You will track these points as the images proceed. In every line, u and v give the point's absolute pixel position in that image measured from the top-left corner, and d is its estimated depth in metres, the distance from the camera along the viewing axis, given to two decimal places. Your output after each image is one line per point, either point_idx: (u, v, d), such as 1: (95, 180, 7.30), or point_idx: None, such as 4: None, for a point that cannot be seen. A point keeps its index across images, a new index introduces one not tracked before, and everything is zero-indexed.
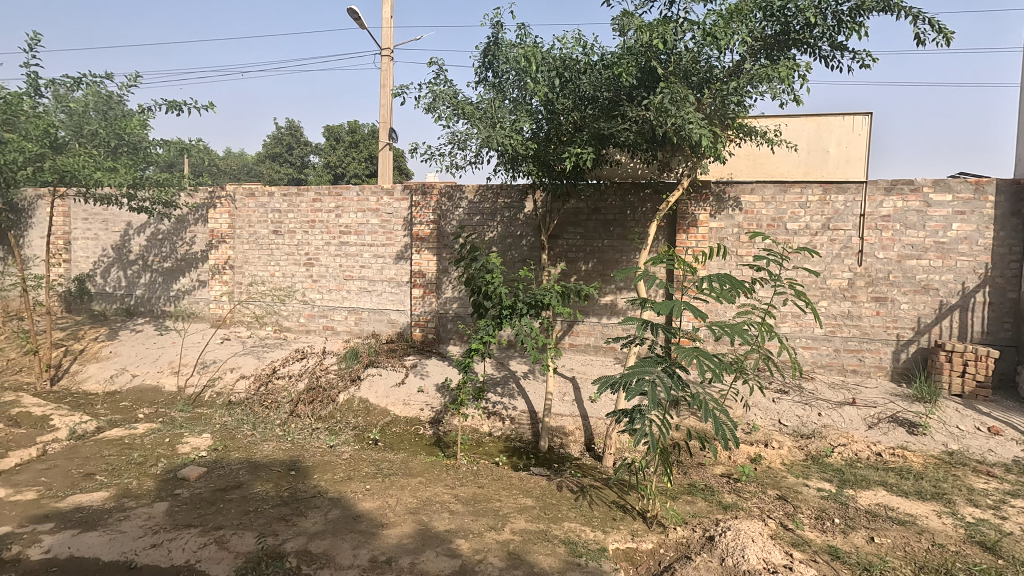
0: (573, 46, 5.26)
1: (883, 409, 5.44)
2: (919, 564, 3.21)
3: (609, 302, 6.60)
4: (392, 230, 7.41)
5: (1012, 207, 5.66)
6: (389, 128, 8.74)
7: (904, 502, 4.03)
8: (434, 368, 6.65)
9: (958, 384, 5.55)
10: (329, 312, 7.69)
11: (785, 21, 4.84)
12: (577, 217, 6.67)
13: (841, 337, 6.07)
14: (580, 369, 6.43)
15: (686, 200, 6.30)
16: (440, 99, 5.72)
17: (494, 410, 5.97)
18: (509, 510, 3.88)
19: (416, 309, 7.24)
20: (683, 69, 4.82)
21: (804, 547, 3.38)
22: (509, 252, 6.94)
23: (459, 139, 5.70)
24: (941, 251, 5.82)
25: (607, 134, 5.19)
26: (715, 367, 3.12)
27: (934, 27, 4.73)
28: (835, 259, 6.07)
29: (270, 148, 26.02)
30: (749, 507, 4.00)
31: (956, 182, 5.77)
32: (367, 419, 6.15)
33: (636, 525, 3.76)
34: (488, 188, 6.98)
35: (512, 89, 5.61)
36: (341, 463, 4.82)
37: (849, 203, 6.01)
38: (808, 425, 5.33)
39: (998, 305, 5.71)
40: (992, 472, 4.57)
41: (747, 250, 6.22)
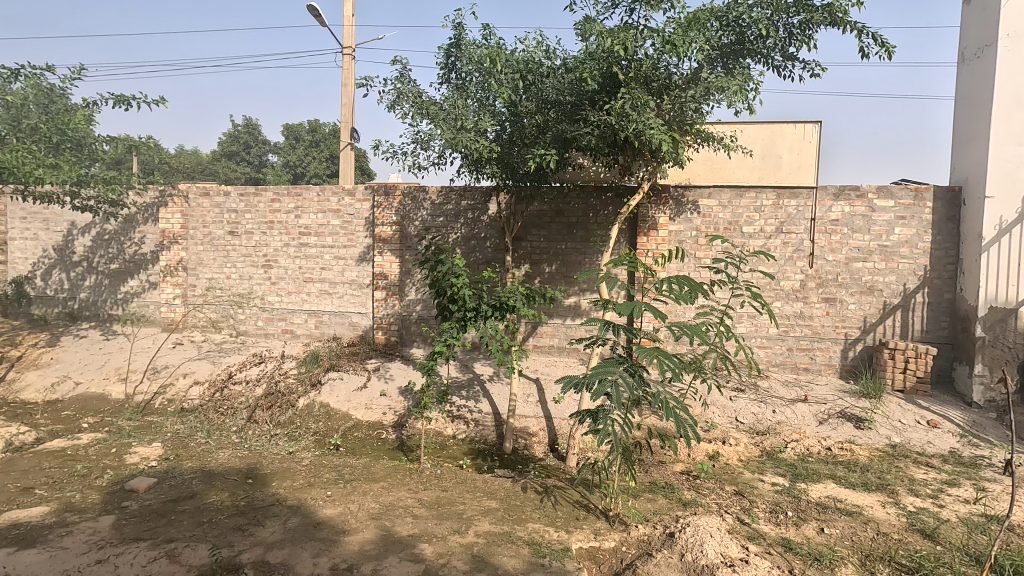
0: (536, 49, 5.31)
1: (833, 405, 5.68)
2: (865, 552, 3.36)
3: (572, 304, 6.66)
4: (354, 231, 7.29)
5: (949, 212, 6.00)
6: (351, 128, 8.60)
7: (852, 494, 4.22)
8: (397, 371, 6.57)
9: (900, 380, 5.84)
10: (288, 315, 7.51)
11: (740, 32, 5.02)
12: (541, 219, 6.72)
13: (793, 336, 6.30)
14: (544, 371, 6.47)
15: (647, 203, 6.43)
16: (404, 97, 5.69)
17: (459, 413, 5.94)
18: (473, 513, 3.87)
19: (378, 311, 7.13)
20: (643, 75, 4.92)
21: (758, 540, 3.49)
22: (473, 253, 6.93)
23: (423, 139, 5.67)
24: (885, 254, 6.13)
25: (570, 137, 5.24)
26: (674, 366, 3.19)
27: (878, 42, 4.99)
28: (787, 261, 6.31)
29: (225, 146, 25.25)
30: (707, 503, 4.10)
31: (898, 189, 6.08)
32: (328, 424, 6.02)
33: (599, 524, 3.81)
34: (452, 189, 6.95)
35: (476, 90, 5.63)
36: (301, 470, 4.70)
37: (800, 208, 6.26)
38: (763, 422, 5.52)
39: (936, 304, 6.04)
40: (931, 463, 4.83)
41: (705, 253, 6.41)
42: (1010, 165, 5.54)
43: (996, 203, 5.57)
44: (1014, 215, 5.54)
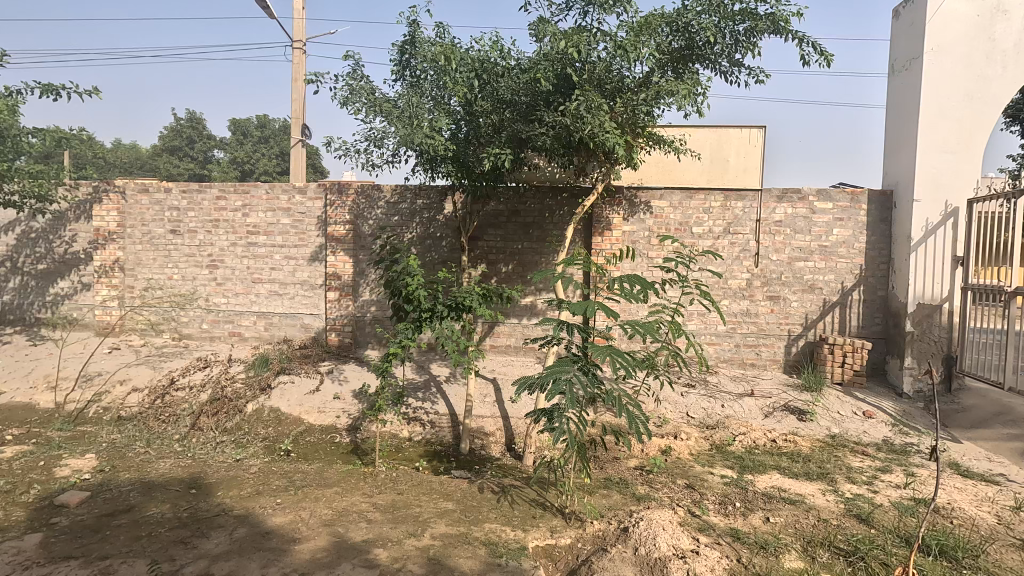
0: (491, 49, 5.30)
1: (778, 399, 5.93)
2: (807, 539, 3.52)
3: (529, 303, 6.69)
4: (305, 231, 7.09)
5: (881, 214, 6.36)
6: (302, 124, 8.35)
7: (795, 484, 4.41)
8: (351, 373, 6.43)
9: (839, 374, 6.15)
10: (235, 317, 7.23)
11: (689, 37, 5.16)
12: (497, 219, 6.71)
13: (741, 333, 6.54)
14: (501, 370, 6.47)
15: (601, 204, 6.52)
16: (357, 94, 5.56)
17: (415, 415, 5.86)
18: (429, 515, 3.82)
19: (331, 312, 6.95)
20: (597, 78, 4.99)
21: (708, 531, 3.60)
22: (429, 253, 6.86)
23: (377, 137, 5.56)
24: (824, 254, 6.44)
25: (525, 137, 5.26)
26: (627, 364, 3.25)
27: (817, 51, 5.22)
28: (735, 261, 6.54)
29: (167, 141, 24.09)
30: (660, 497, 4.20)
31: (836, 192, 6.40)
32: (278, 429, 5.82)
33: (555, 521, 3.84)
34: (407, 188, 6.86)
35: (431, 88, 5.56)
36: (249, 478, 4.53)
37: (747, 209, 6.50)
38: (713, 416, 5.70)
39: (870, 301, 6.39)
40: (867, 451, 5.11)
41: (657, 253, 6.57)
42: (935, 171, 5.93)
43: (923, 206, 5.95)
44: (939, 217, 5.93)
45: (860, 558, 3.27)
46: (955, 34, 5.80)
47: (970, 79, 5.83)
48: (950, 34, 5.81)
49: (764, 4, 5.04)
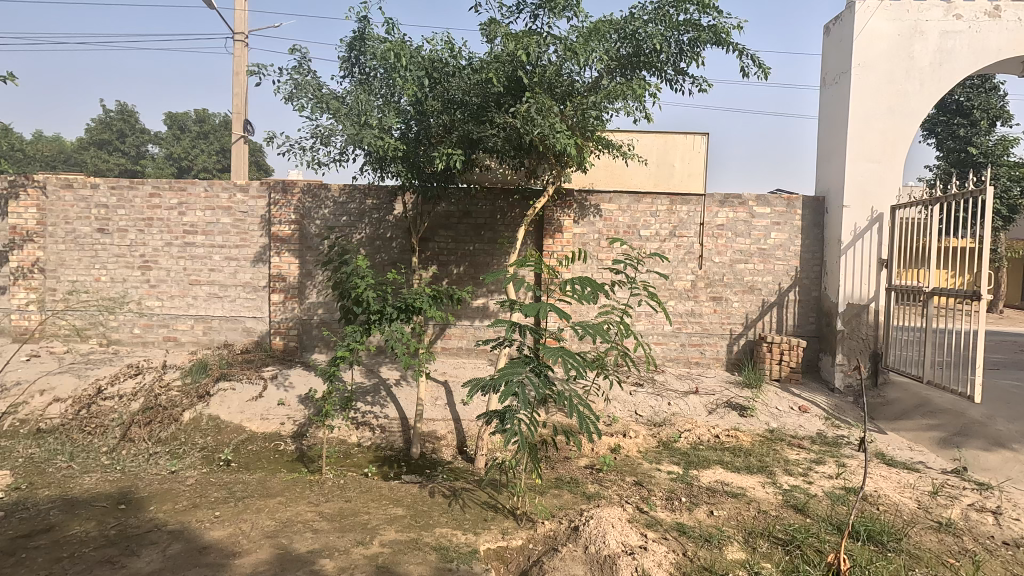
0: (442, 48, 5.25)
1: (721, 396, 6.15)
2: (748, 530, 3.66)
3: (480, 305, 6.67)
4: (247, 231, 6.80)
5: (815, 219, 6.72)
6: (244, 120, 8.02)
7: (737, 477, 4.58)
8: (297, 378, 6.21)
9: (776, 370, 6.45)
10: (171, 321, 6.85)
11: (636, 44, 5.29)
12: (448, 220, 6.66)
13: (686, 333, 6.75)
14: (453, 373, 6.42)
15: (552, 206, 6.59)
16: (302, 89, 5.40)
17: (364, 420, 5.72)
18: (378, 522, 3.74)
19: (275, 315, 6.69)
20: (547, 81, 5.03)
21: (656, 527, 3.68)
22: (378, 254, 6.72)
23: (323, 134, 5.41)
24: (763, 257, 6.73)
25: (476, 138, 5.25)
26: (578, 364, 3.28)
27: (756, 63, 5.47)
28: (680, 263, 6.75)
29: (95, 134, 22.60)
30: (610, 495, 4.27)
31: (773, 198, 6.72)
32: (218, 438, 5.55)
33: (507, 523, 3.84)
34: (355, 188, 6.71)
35: (381, 86, 5.46)
36: (184, 490, 4.29)
37: (691, 213, 6.73)
38: (660, 414, 5.86)
39: (805, 302, 6.73)
40: (802, 444, 5.37)
41: (607, 255, 6.69)
42: (862, 178, 6.32)
43: (852, 212, 6.33)
44: (866, 222, 6.32)
45: (796, 547, 3.43)
46: (879, 51, 6.20)
47: (892, 93, 6.24)
48: (874, 51, 6.21)
49: (707, 15, 5.23)
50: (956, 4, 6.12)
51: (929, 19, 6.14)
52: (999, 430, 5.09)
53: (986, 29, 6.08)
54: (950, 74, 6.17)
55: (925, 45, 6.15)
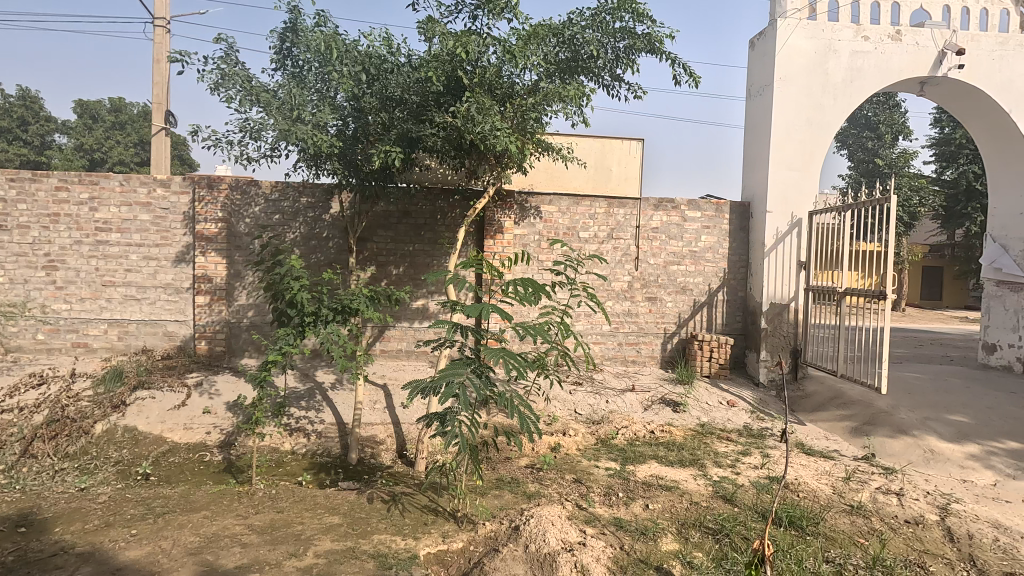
0: (380, 44, 5.14)
1: (655, 393, 6.37)
2: (680, 521, 3.81)
3: (420, 306, 6.58)
4: (168, 228, 6.38)
5: (741, 223, 7.08)
6: (165, 110, 7.52)
7: (671, 471, 4.75)
8: (225, 385, 5.90)
9: (707, 367, 6.75)
10: (80, 326, 6.32)
11: (574, 49, 5.39)
12: (387, 220, 6.52)
13: (623, 332, 6.94)
14: (392, 376, 6.29)
15: (493, 207, 6.59)
16: (229, 80, 5.12)
17: (298, 426, 5.49)
18: (312, 533, 3.60)
19: (200, 318, 6.31)
20: (487, 82, 5.03)
21: (594, 523, 3.76)
22: (313, 255, 6.48)
23: (253, 128, 5.16)
24: (694, 259, 7.03)
25: (415, 137, 5.16)
26: (519, 365, 3.29)
27: (687, 72, 5.70)
28: (617, 264, 6.94)
29: None
30: (549, 493, 4.32)
31: (704, 202, 7.03)
32: (135, 451, 5.17)
33: (447, 526, 3.79)
34: (288, 185, 6.45)
35: (315, 81, 5.27)
36: (96, 508, 3.97)
37: (627, 216, 6.94)
38: (598, 412, 5.99)
39: (732, 301, 7.09)
40: (730, 437, 5.64)
41: (547, 256, 6.78)
42: (783, 186, 6.72)
43: (774, 217, 6.72)
44: (786, 227, 6.73)
45: (725, 535, 3.59)
46: (798, 66, 6.62)
47: (809, 106, 6.68)
48: (794, 66, 6.62)
49: (642, 24, 5.40)
50: (864, 26, 6.64)
51: (841, 39, 6.62)
52: (902, 419, 5.55)
53: (890, 50, 6.63)
54: (859, 91, 6.68)
55: (837, 63, 6.63)
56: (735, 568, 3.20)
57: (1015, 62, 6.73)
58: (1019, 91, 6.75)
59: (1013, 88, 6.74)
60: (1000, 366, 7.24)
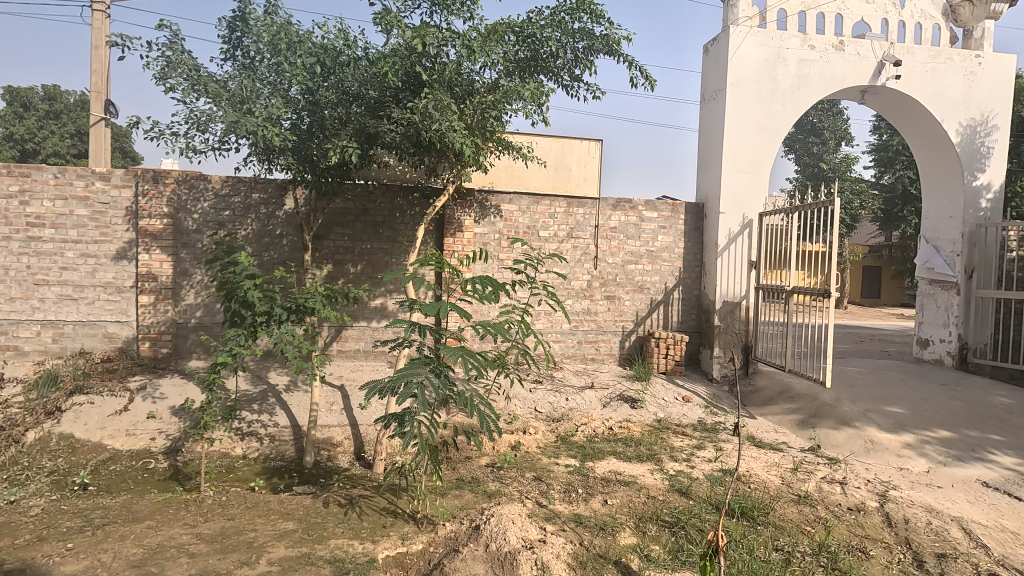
0: (336, 37, 5.02)
1: (614, 390, 6.48)
2: (638, 516, 3.87)
3: (378, 305, 6.47)
4: (108, 224, 6.05)
5: (695, 223, 7.28)
6: (105, 100, 7.11)
7: (629, 466, 4.84)
8: (170, 388, 5.64)
9: (663, 364, 6.92)
10: (9, 327, 5.91)
11: (533, 48, 5.41)
12: (344, 217, 6.37)
13: (582, 330, 7.02)
14: (349, 377, 6.16)
15: (452, 206, 6.54)
16: (175, 68, 4.90)
17: (249, 430, 5.30)
18: (265, 540, 3.48)
19: (144, 319, 6.00)
20: (447, 79, 4.96)
21: (554, 520, 3.77)
22: (266, 253, 6.27)
23: (199, 120, 4.95)
24: (651, 258, 7.18)
25: (372, 133, 5.06)
26: (478, 364, 3.28)
27: (643, 74, 5.81)
28: (577, 263, 7.01)
29: None
30: (510, 491, 4.31)
31: (660, 203, 7.18)
32: (71, 459, 4.87)
33: (406, 528, 3.74)
34: (239, 180, 6.22)
35: (267, 72, 5.10)
36: (27, 522, 3.72)
37: (586, 215, 7.01)
38: (558, 410, 6.05)
39: (687, 300, 7.28)
40: (685, 431, 5.78)
41: (507, 255, 6.79)
42: (735, 188, 6.94)
43: (726, 218, 6.94)
44: (738, 228, 6.96)
45: (680, 528, 3.68)
46: (750, 72, 6.84)
47: (760, 111, 6.92)
48: (745, 72, 6.84)
49: (600, 25, 5.47)
50: (809, 35, 6.94)
51: (789, 47, 6.89)
52: (845, 411, 5.83)
53: (833, 59, 6.96)
54: (806, 97, 6.97)
55: (786, 70, 6.90)
56: (691, 559, 3.29)
57: (945, 75, 7.18)
58: (949, 102, 7.20)
59: (944, 98, 7.18)
60: (932, 359, 7.68)
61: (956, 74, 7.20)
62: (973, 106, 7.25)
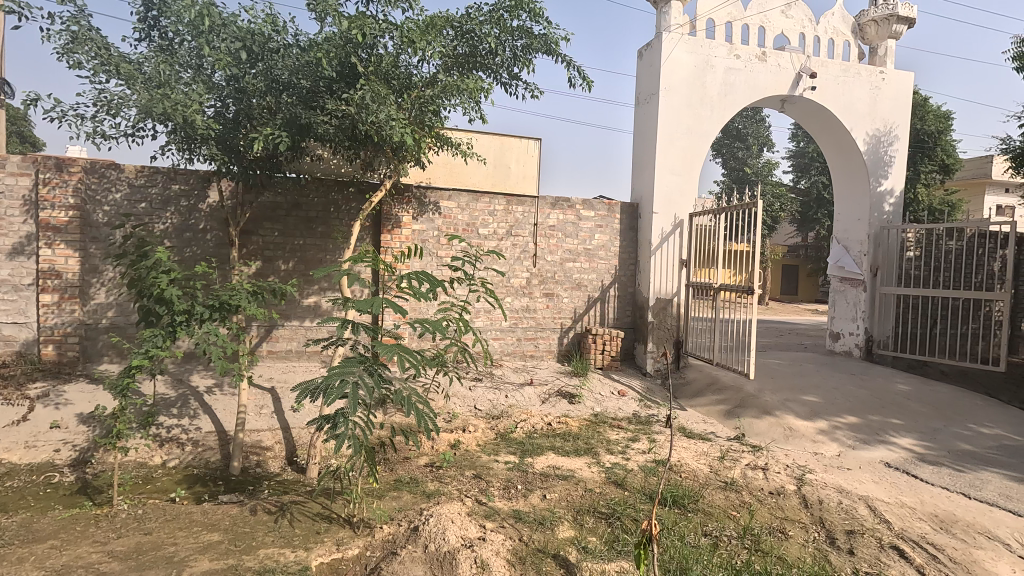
0: (264, 22, 4.77)
1: (553, 385, 6.58)
2: (575, 508, 3.96)
3: (312, 304, 6.25)
4: (2, 216, 5.47)
5: (630, 223, 7.50)
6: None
7: (567, 461, 4.93)
8: (78, 395, 5.19)
9: (599, 359, 7.09)
10: None
11: (472, 44, 5.40)
12: (275, 212, 6.09)
13: (521, 327, 7.07)
14: (280, 378, 5.89)
15: (390, 201, 6.38)
16: (81, 45, 4.50)
17: (169, 436, 4.97)
18: (187, 553, 3.27)
19: (45, 319, 5.47)
20: (383, 71, 4.88)
21: (494, 517, 3.78)
22: (187, 248, 5.88)
23: (109, 103, 4.57)
24: (589, 257, 7.33)
25: (304, 123, 4.84)
26: (416, 362, 3.22)
27: (580, 75, 5.93)
28: (516, 261, 7.05)
29: None
30: (449, 491, 4.27)
31: (597, 203, 7.34)
32: None
33: (342, 533, 3.63)
34: (157, 170, 5.82)
35: (188, 55, 4.77)
36: None
37: (526, 214, 7.06)
38: (497, 407, 6.07)
39: (623, 297, 7.49)
40: (621, 424, 5.94)
41: (446, 252, 6.71)
42: (668, 188, 7.20)
43: (659, 218, 7.19)
44: (670, 227, 7.23)
45: (616, 518, 3.79)
46: (681, 78, 7.12)
47: (690, 116, 7.20)
48: (677, 77, 7.11)
49: (538, 24, 5.52)
50: (735, 45, 7.31)
51: (717, 55, 7.22)
52: (766, 400, 6.20)
53: (757, 69, 7.36)
54: (731, 104, 7.34)
55: (713, 77, 7.23)
56: (626, 548, 3.39)
57: (854, 87, 7.76)
58: (858, 113, 7.79)
59: (853, 109, 7.76)
60: (843, 351, 8.29)
61: (863, 87, 7.81)
62: (878, 118, 7.89)
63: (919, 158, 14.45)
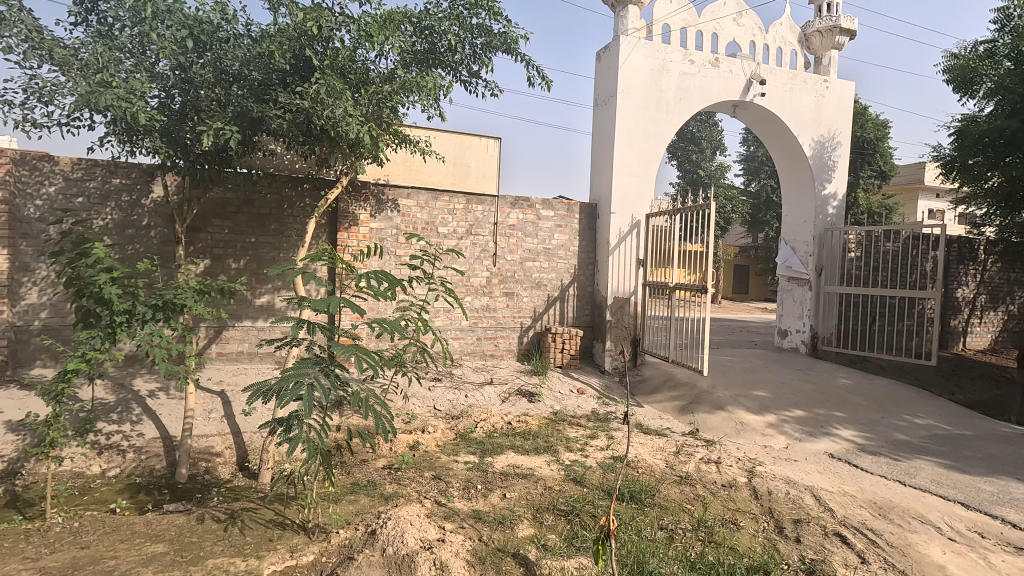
0: (213, 10, 4.59)
1: (513, 384, 6.59)
2: (535, 506, 3.98)
3: (264, 303, 6.05)
4: None
5: (589, 223, 7.59)
6: None
7: (527, 459, 4.94)
8: (7, 401, 4.85)
9: (559, 358, 7.14)
10: None
11: (431, 41, 5.33)
12: (225, 208, 5.86)
13: (481, 326, 7.04)
14: (230, 380, 5.67)
15: (346, 199, 6.22)
16: (9, 26, 4.20)
17: (109, 444, 4.71)
18: (129, 566, 3.11)
19: None
20: (339, 65, 4.76)
21: (453, 517, 3.75)
22: (129, 245, 5.59)
23: (41, 90, 4.29)
24: (548, 256, 7.38)
25: (256, 117, 4.67)
26: (374, 362, 3.16)
27: (540, 75, 5.96)
28: (476, 260, 7.02)
29: None
30: (408, 493, 4.21)
31: (557, 202, 7.40)
32: None
33: (296, 539, 3.52)
34: (96, 163, 5.51)
35: (129, 41, 4.53)
36: None
37: (486, 212, 7.04)
38: (457, 407, 6.04)
39: (582, 296, 7.58)
40: (580, 422, 6.01)
41: (404, 250, 6.63)
42: (625, 189, 7.32)
43: (617, 218, 7.30)
44: (627, 228, 7.36)
45: (575, 515, 3.82)
46: (638, 82, 7.25)
47: (647, 119, 7.34)
48: (634, 81, 7.23)
49: (498, 23, 5.52)
50: (689, 51, 7.50)
51: (672, 60, 7.40)
52: (719, 396, 6.40)
53: (709, 74, 7.59)
54: (686, 108, 7.52)
55: (669, 81, 7.40)
56: (585, 545, 3.43)
57: (800, 94, 8.10)
58: (804, 119, 8.13)
59: (799, 116, 8.09)
60: (790, 348, 8.63)
61: (809, 94, 8.15)
62: (823, 124, 8.27)
63: (859, 164, 15.27)
